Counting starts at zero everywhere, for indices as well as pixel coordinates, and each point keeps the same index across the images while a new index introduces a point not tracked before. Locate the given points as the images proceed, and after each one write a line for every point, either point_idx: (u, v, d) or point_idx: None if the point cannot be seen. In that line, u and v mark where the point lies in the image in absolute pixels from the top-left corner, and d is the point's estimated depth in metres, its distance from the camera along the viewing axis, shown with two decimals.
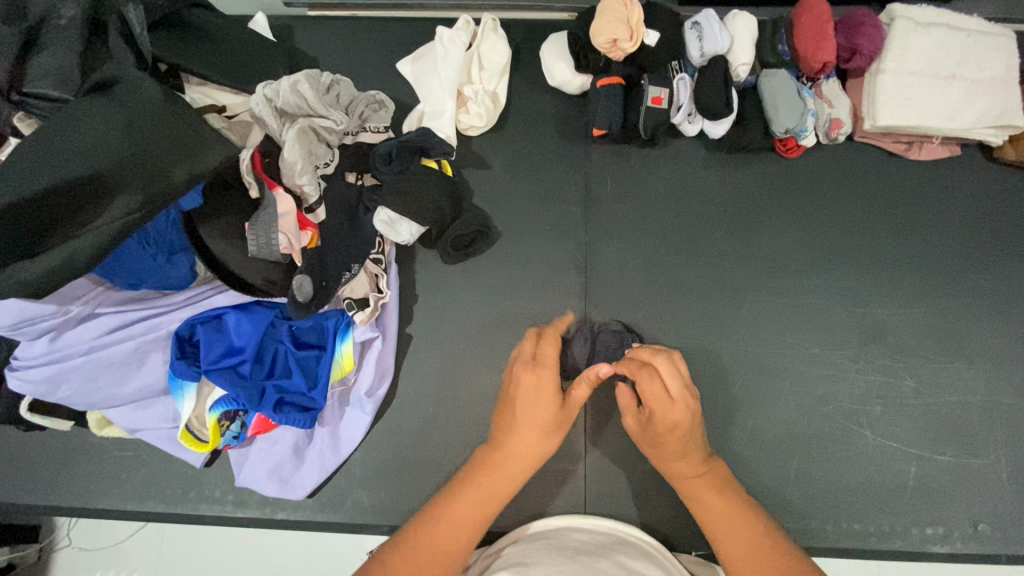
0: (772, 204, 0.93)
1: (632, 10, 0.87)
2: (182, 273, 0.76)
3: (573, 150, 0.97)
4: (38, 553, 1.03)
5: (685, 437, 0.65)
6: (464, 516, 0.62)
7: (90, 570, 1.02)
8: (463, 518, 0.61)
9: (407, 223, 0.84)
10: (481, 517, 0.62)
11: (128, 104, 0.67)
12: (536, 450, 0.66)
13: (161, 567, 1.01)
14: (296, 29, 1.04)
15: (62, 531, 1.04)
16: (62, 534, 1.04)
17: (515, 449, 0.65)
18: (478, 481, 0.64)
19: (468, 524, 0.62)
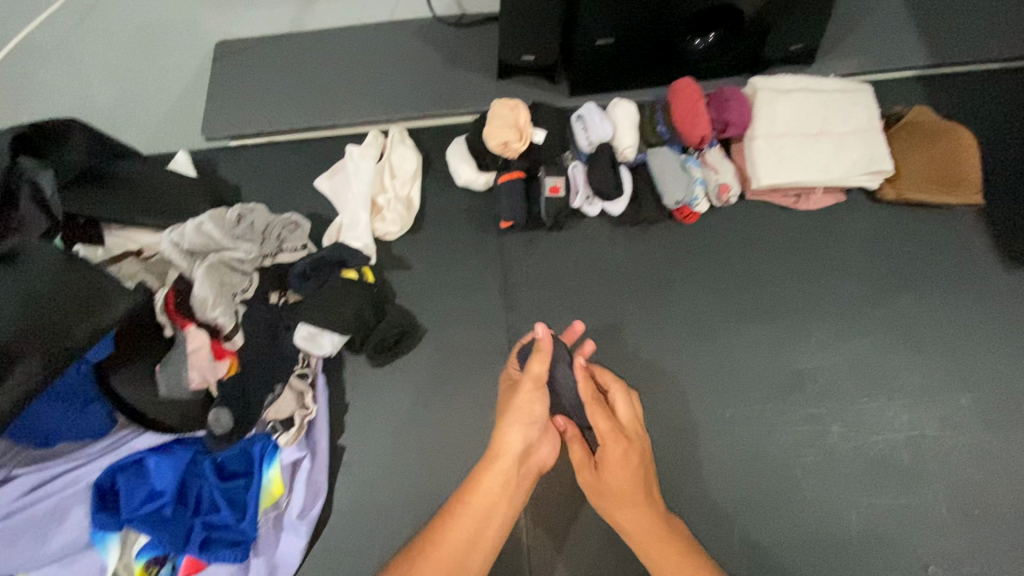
0: (679, 269, 0.97)
1: (519, 112, 0.95)
2: (97, 421, 0.76)
3: (487, 240, 1.01)
4: None
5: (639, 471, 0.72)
6: (459, 535, 0.67)
7: None
8: (460, 538, 0.67)
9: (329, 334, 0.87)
10: (488, 515, 0.69)
11: (27, 270, 0.69)
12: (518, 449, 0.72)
13: None
14: (220, 160, 1.11)
15: None
16: None
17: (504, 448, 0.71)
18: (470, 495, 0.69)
19: (468, 534, 0.67)
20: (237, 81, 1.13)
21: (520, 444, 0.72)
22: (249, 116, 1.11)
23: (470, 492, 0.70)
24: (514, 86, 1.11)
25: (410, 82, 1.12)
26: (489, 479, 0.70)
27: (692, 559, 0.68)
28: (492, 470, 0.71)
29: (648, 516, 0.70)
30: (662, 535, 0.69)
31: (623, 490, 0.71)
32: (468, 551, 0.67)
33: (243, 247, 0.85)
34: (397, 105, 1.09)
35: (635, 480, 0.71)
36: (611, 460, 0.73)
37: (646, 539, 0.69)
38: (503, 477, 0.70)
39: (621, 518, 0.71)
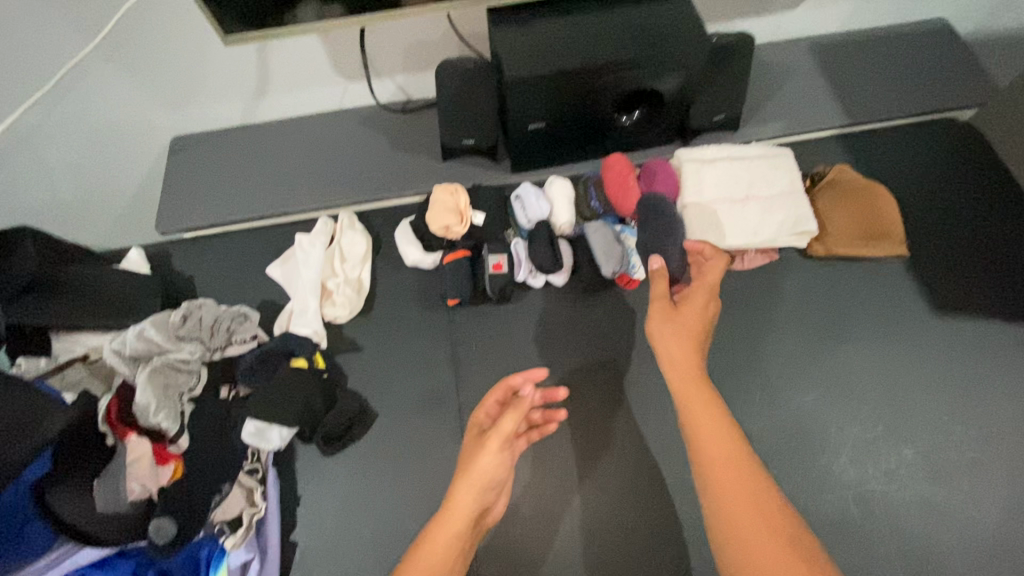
0: (623, 335, 1.00)
1: (459, 196, 0.99)
2: (40, 539, 0.75)
3: (436, 318, 1.03)
4: None
5: (702, 313, 0.82)
6: (443, 551, 0.71)
7: None
8: (444, 553, 0.71)
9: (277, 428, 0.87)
10: (461, 541, 0.73)
11: None
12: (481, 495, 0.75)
13: None
14: (175, 252, 1.13)
15: None
16: None
17: (464, 495, 0.74)
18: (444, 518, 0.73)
19: (443, 558, 0.70)
20: (192, 174, 1.17)
21: (475, 499, 0.74)
22: (203, 208, 1.14)
23: (446, 512, 0.73)
24: (457, 165, 1.16)
25: (359, 167, 1.16)
26: (451, 525, 0.72)
27: (751, 461, 0.68)
28: (464, 489, 0.74)
29: (681, 352, 0.77)
30: (712, 401, 0.72)
31: (671, 316, 0.81)
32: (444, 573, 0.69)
33: (185, 348, 0.87)
34: (346, 190, 1.14)
35: (693, 321, 0.81)
36: (686, 315, 0.82)
37: (687, 393, 0.73)
38: (465, 524, 0.73)
39: (657, 338, 0.80)
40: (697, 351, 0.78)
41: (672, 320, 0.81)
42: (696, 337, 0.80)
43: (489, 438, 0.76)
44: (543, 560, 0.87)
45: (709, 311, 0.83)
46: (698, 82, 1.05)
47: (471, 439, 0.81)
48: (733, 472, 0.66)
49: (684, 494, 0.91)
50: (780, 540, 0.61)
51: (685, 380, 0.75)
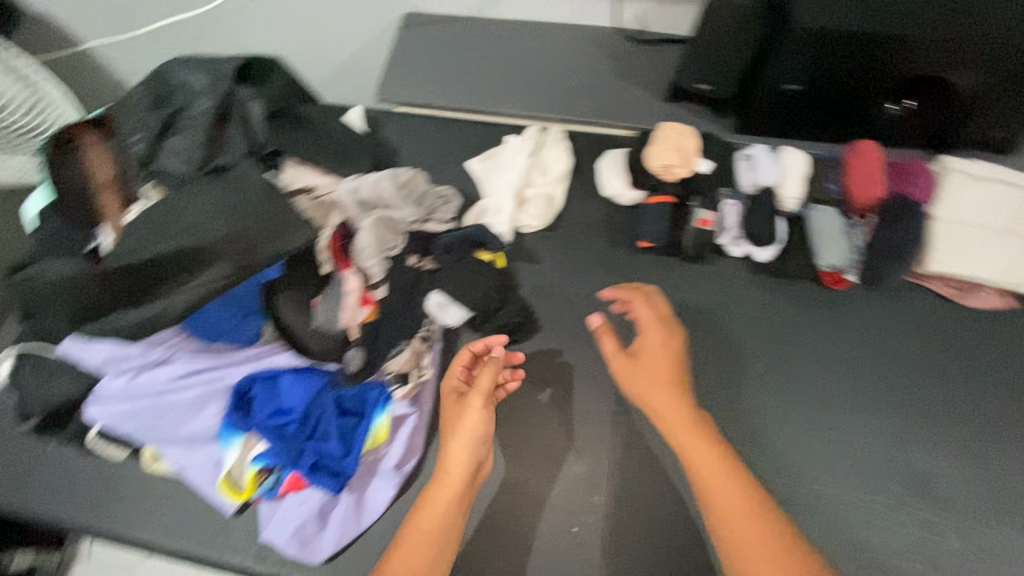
0: (813, 332, 0.93)
1: (687, 139, 0.95)
2: (250, 334, 0.84)
3: (620, 255, 1.01)
4: (56, 563, 1.03)
5: (667, 359, 0.83)
6: (435, 510, 0.75)
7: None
8: (436, 511, 0.75)
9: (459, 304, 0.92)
10: (458, 496, 0.77)
11: (237, 187, 0.76)
12: (472, 454, 0.78)
13: None
14: (385, 121, 1.19)
15: (79, 557, 1.02)
16: (79, 558, 1.02)
17: (453, 454, 0.78)
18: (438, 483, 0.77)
19: (441, 515, 0.75)
20: (417, 51, 1.20)
21: (471, 457, 0.78)
22: (421, 86, 1.17)
23: (443, 472, 0.77)
24: (678, 111, 1.10)
25: (576, 88, 1.15)
26: (445, 483, 0.77)
27: (734, 477, 0.73)
28: (455, 444, 0.78)
29: (670, 398, 0.79)
30: (723, 464, 0.74)
31: (651, 374, 0.81)
32: (441, 530, 0.75)
33: (404, 207, 0.93)
34: (559, 106, 1.13)
35: (659, 369, 0.81)
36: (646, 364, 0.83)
37: (687, 445, 0.76)
38: (461, 481, 0.77)
39: (652, 402, 0.80)
40: (676, 391, 0.80)
41: (633, 372, 0.82)
42: (667, 383, 0.80)
43: (486, 408, 0.80)
44: (671, 521, 0.85)
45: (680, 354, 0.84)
46: (992, 101, 0.93)
47: (449, 404, 0.83)
48: (749, 528, 0.70)
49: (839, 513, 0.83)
50: None
51: (693, 452, 0.75)
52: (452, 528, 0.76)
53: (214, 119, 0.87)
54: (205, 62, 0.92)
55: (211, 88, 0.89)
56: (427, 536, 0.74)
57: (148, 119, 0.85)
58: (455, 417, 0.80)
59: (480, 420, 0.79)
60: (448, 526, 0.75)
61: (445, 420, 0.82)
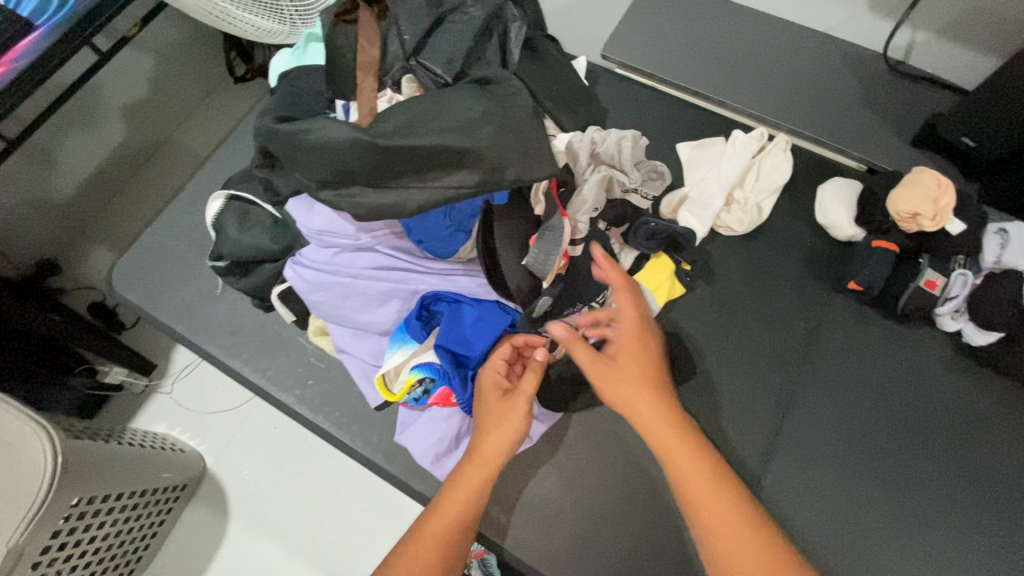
0: (1008, 436, 0.86)
1: (944, 193, 0.86)
2: (451, 249, 0.84)
3: (813, 289, 0.96)
4: (145, 388, 1.41)
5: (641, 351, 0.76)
6: (456, 498, 0.72)
7: (184, 424, 1.39)
8: (456, 500, 0.72)
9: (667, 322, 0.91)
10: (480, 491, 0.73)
11: (505, 104, 0.75)
12: (504, 448, 0.75)
13: (229, 450, 1.37)
14: (602, 79, 1.15)
15: (168, 380, 1.42)
16: (167, 382, 1.42)
17: (488, 446, 0.74)
18: (464, 470, 0.74)
19: (459, 512, 0.71)
20: (656, 16, 1.15)
21: (504, 450, 0.75)
22: (651, 53, 1.12)
23: (472, 456, 0.75)
24: (921, 159, 1.02)
25: (814, 102, 1.07)
26: (468, 472, 0.74)
27: (729, 492, 0.67)
28: (489, 435, 0.75)
29: (648, 393, 0.72)
30: (675, 426, 0.71)
31: (625, 361, 0.75)
32: (457, 522, 0.71)
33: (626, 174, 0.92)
34: (793, 116, 1.06)
35: (636, 364, 0.75)
36: (624, 363, 0.75)
37: (643, 414, 0.72)
38: (484, 472, 0.73)
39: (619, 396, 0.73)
40: (652, 380, 0.74)
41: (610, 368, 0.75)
42: (648, 373, 0.74)
43: (515, 398, 0.77)
44: None
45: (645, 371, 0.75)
46: None
47: (491, 398, 0.78)
48: (724, 523, 0.65)
49: None
50: None
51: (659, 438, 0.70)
52: (470, 519, 0.72)
53: (480, 29, 0.86)
54: None
55: None
56: (451, 524, 0.70)
57: (422, 12, 0.86)
58: (491, 415, 0.77)
59: (516, 423, 0.75)
60: (471, 514, 0.72)
61: (485, 413, 0.77)
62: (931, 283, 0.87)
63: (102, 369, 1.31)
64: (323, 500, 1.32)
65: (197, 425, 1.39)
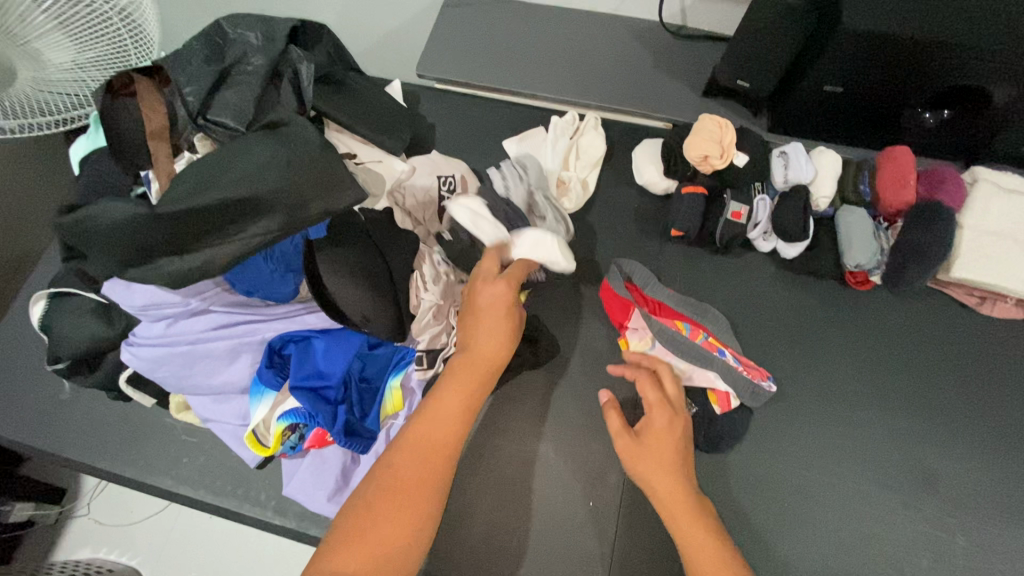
0: (835, 331, 0.95)
1: (726, 132, 0.96)
2: (286, 291, 0.85)
3: (648, 244, 1.03)
4: (58, 516, 1.31)
5: (672, 440, 0.74)
6: (446, 416, 0.71)
7: (102, 541, 1.30)
8: (446, 421, 0.71)
9: None
10: (468, 409, 0.73)
11: (292, 142, 0.77)
12: (498, 354, 0.76)
13: (161, 556, 1.29)
14: (422, 97, 1.19)
15: (84, 500, 1.32)
16: (84, 503, 1.32)
17: (480, 348, 0.75)
18: (457, 374, 0.74)
19: (443, 436, 0.71)
20: (458, 28, 1.21)
21: (500, 351, 0.76)
22: (460, 63, 1.18)
23: (467, 360, 0.75)
24: (715, 107, 1.12)
25: (615, 76, 1.15)
26: (459, 378, 0.73)
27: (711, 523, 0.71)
28: (482, 341, 0.75)
29: (673, 479, 0.72)
30: (695, 509, 0.71)
31: (653, 455, 0.73)
32: (444, 440, 0.71)
33: (538, 191, 0.97)
34: (598, 93, 1.14)
35: (662, 451, 0.73)
36: (653, 444, 0.74)
37: (663, 495, 0.72)
38: (478, 376, 0.74)
39: (653, 486, 0.72)
40: (681, 470, 0.73)
41: (643, 449, 0.74)
42: (678, 466, 0.73)
43: (511, 309, 0.77)
44: None
45: (687, 446, 0.76)
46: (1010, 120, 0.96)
47: (489, 307, 0.77)
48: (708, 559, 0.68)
49: (851, 504, 0.86)
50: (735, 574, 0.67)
51: (669, 500, 0.71)
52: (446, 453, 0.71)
53: (265, 77, 0.88)
54: (259, 19, 0.93)
55: (264, 47, 0.90)
56: (422, 461, 0.69)
57: (202, 72, 0.87)
58: (478, 314, 0.77)
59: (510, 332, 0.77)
60: (446, 457, 0.70)
61: (477, 312, 0.77)
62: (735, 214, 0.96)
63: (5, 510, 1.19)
64: None
65: (111, 542, 1.30)
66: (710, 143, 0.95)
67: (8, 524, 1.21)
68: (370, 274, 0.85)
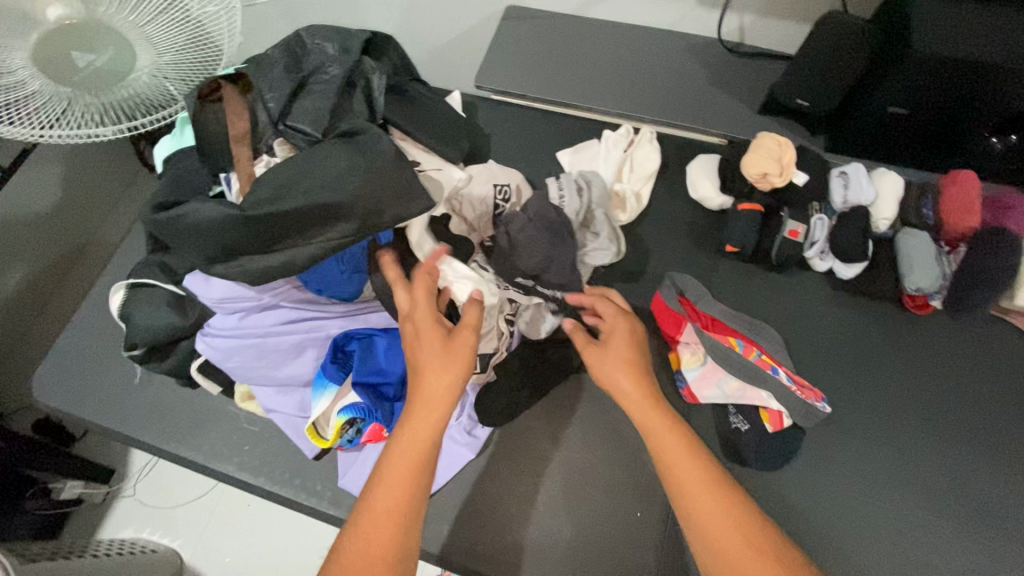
0: (891, 354, 0.94)
1: (785, 149, 0.96)
2: (353, 290, 0.88)
3: (701, 259, 1.04)
4: (104, 496, 1.37)
5: (626, 340, 0.79)
6: (400, 464, 0.66)
7: (143, 523, 1.36)
8: (400, 466, 0.66)
9: (719, 389, 0.90)
10: (427, 455, 0.67)
11: (368, 150, 0.81)
12: (448, 391, 0.70)
13: (202, 537, 1.34)
14: (480, 107, 1.22)
15: (129, 483, 1.39)
16: (128, 485, 1.39)
17: (428, 393, 0.69)
18: (406, 426, 0.68)
19: (404, 481, 0.65)
20: (517, 41, 1.24)
21: (450, 390, 0.70)
22: (519, 75, 1.20)
23: (409, 420, 0.68)
24: (772, 125, 1.12)
25: (671, 92, 1.17)
26: (421, 424, 0.68)
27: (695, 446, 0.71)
28: (428, 379, 0.70)
29: (632, 380, 0.75)
30: (658, 412, 0.73)
31: (604, 353, 0.78)
32: (406, 488, 0.65)
33: (596, 208, 0.99)
34: (654, 108, 1.15)
35: (616, 349, 0.78)
36: (617, 347, 0.78)
37: (636, 405, 0.74)
38: (439, 422, 0.68)
39: (602, 377, 0.77)
40: (641, 372, 0.76)
41: (591, 350, 0.78)
42: (636, 364, 0.77)
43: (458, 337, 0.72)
44: None
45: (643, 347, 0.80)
46: None
47: (433, 339, 0.72)
48: (695, 485, 0.67)
49: (906, 531, 0.84)
50: (751, 548, 0.64)
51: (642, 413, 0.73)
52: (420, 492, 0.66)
53: (341, 87, 0.93)
54: (335, 31, 0.98)
55: (341, 59, 0.95)
56: (391, 515, 0.63)
57: (282, 80, 0.91)
58: (425, 366, 0.71)
59: (461, 362, 0.71)
60: (417, 481, 0.66)
61: (425, 358, 0.72)
62: (793, 233, 0.96)
63: (57, 486, 1.28)
64: (303, 567, 1.30)
65: (162, 522, 1.36)
66: (769, 161, 0.96)
67: (59, 499, 1.29)
68: (433, 278, 0.89)
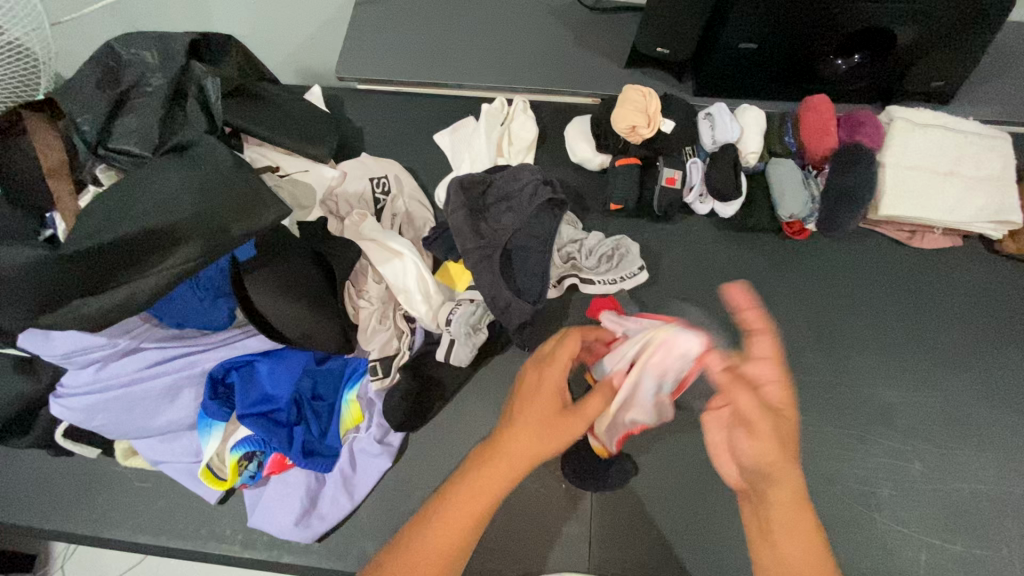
0: (780, 282, 0.97)
1: (650, 100, 0.97)
2: (221, 317, 0.82)
3: (591, 221, 1.03)
4: None
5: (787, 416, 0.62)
6: (460, 514, 0.60)
7: None
8: (460, 516, 0.59)
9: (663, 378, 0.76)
10: (482, 515, 0.60)
11: (202, 164, 0.75)
12: (529, 451, 0.61)
13: None
14: (347, 100, 1.15)
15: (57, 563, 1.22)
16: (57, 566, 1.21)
17: (509, 447, 0.61)
18: (483, 466, 0.61)
19: (461, 524, 0.59)
20: (374, 25, 1.17)
21: (535, 448, 0.61)
22: (381, 60, 1.14)
23: (488, 457, 0.62)
24: (641, 77, 1.12)
25: (540, 57, 1.14)
26: (489, 472, 0.61)
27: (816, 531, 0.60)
28: (517, 432, 0.62)
29: (785, 465, 0.61)
30: (801, 501, 0.61)
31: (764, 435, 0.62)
32: (460, 530, 0.59)
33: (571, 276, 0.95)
34: (524, 76, 1.12)
35: (783, 432, 0.62)
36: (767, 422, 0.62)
37: (772, 480, 0.61)
38: (504, 481, 0.61)
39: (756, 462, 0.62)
40: (790, 456, 0.61)
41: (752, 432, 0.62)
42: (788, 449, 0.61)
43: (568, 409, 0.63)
44: (660, 474, 0.87)
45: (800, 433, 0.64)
46: (920, 54, 0.99)
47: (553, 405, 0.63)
48: (804, 554, 0.59)
49: (816, 447, 0.88)
50: None
51: (776, 491, 0.61)
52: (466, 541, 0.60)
53: (167, 99, 0.85)
54: (152, 37, 0.88)
55: (162, 65, 0.87)
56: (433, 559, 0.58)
57: (96, 98, 0.82)
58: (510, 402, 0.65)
59: (540, 411, 0.62)
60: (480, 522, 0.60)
61: (535, 407, 0.63)
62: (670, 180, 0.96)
63: None
64: None
65: None
66: (636, 112, 0.96)
67: None
68: (308, 288, 0.82)
